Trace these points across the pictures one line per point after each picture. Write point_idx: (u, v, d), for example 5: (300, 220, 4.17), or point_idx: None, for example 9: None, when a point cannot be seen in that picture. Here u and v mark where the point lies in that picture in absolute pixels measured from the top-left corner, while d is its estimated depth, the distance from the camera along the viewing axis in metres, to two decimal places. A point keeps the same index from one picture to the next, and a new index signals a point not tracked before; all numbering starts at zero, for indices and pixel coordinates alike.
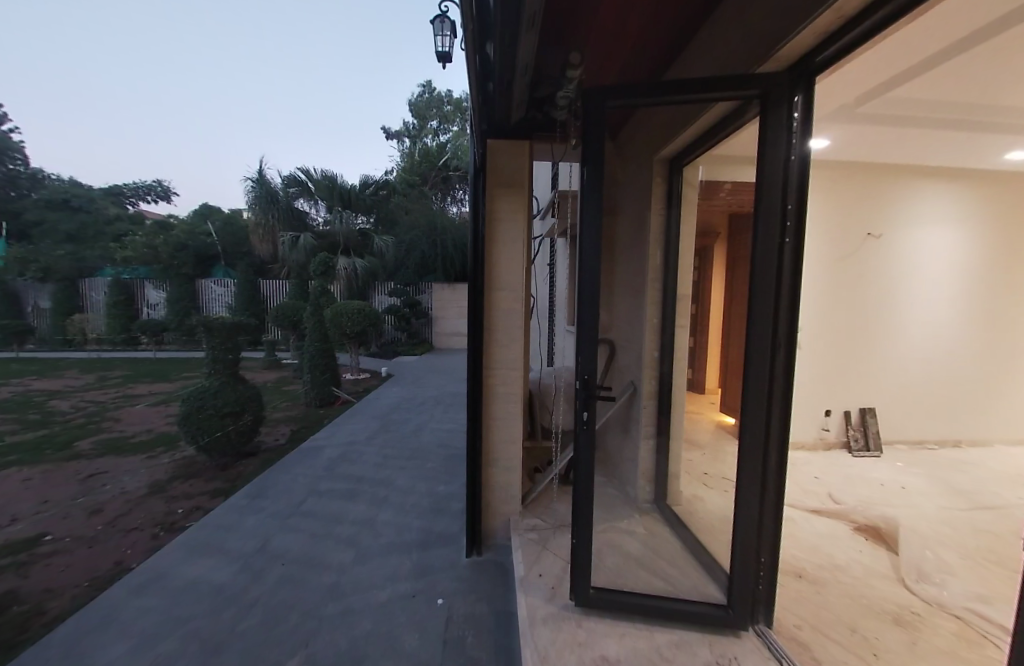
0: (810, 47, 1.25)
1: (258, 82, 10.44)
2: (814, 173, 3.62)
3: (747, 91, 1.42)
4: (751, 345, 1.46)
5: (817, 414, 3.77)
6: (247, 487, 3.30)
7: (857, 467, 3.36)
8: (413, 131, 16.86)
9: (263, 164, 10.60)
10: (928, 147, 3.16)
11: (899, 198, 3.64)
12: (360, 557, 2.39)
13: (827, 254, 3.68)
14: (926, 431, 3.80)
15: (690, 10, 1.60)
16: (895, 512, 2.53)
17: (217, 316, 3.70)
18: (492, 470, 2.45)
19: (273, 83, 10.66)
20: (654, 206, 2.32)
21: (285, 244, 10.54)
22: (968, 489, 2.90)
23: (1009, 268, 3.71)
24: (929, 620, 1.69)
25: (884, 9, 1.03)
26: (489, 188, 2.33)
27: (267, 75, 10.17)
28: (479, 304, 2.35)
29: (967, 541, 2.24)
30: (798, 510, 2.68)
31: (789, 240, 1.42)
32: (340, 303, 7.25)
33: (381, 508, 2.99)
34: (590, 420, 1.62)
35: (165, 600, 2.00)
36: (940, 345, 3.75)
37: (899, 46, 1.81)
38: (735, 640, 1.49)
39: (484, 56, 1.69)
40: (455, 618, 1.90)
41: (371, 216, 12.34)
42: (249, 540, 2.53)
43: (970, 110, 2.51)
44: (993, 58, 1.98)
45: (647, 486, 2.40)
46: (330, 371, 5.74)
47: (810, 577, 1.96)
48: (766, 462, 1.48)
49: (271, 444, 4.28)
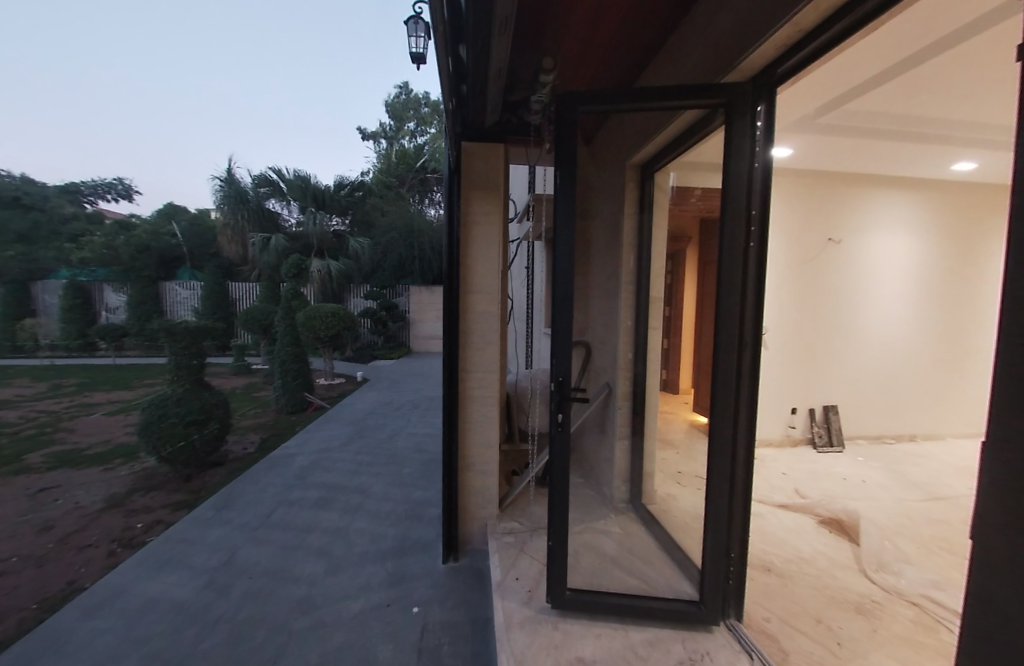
0: (771, 59, 1.31)
1: (225, 77, 10.11)
2: (779, 181, 3.77)
3: (713, 100, 1.46)
4: (719, 348, 1.51)
5: (783, 411, 3.91)
6: (212, 498, 3.16)
7: (821, 462, 3.50)
8: (390, 133, 16.62)
9: (232, 162, 10.51)
10: (884, 156, 3.32)
11: (857, 205, 3.83)
12: (333, 568, 2.33)
13: (791, 259, 3.83)
14: (884, 427, 4.00)
15: (660, 19, 1.65)
16: (856, 505, 2.64)
17: (179, 321, 3.56)
18: (468, 474, 2.43)
19: (240, 79, 10.35)
20: (627, 211, 2.37)
21: (255, 246, 10.18)
22: (923, 482, 3.06)
23: (956, 271, 3.96)
24: (889, 608, 1.76)
25: (841, 21, 1.07)
26: (464, 191, 2.31)
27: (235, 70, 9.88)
28: (454, 306, 2.33)
29: (923, 531, 2.35)
30: (766, 505, 2.77)
31: (753, 245, 1.47)
32: (313, 306, 7.06)
33: (354, 516, 2.92)
34: (565, 421, 1.63)
35: (123, 619, 1.89)
36: (896, 345, 3.95)
37: (859, 58, 1.90)
38: (708, 635, 1.53)
39: (457, 58, 1.68)
40: (430, 627, 1.87)
41: (346, 217, 12.21)
42: (214, 554, 2.42)
43: (920, 123, 2.67)
44: (940, 74, 2.11)
45: (622, 486, 2.45)
46: (302, 377, 5.58)
47: (778, 570, 2.02)
48: (734, 458, 1.52)
49: (239, 453, 4.13)
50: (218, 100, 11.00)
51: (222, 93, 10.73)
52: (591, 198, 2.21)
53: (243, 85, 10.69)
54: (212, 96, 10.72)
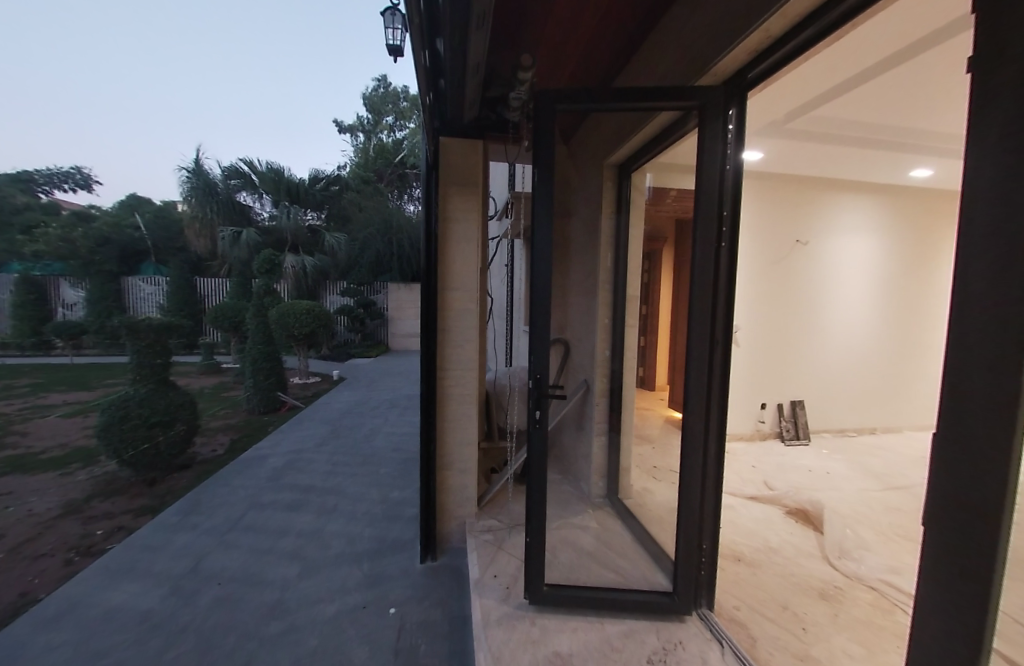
0: (742, 64, 1.34)
1: (191, 61, 9.66)
2: (751, 184, 3.88)
3: (687, 103, 1.49)
4: (692, 345, 1.55)
5: (753, 406, 4.04)
6: (178, 502, 3.04)
7: (788, 455, 3.64)
8: (368, 127, 16.16)
9: (200, 152, 10.10)
10: (848, 162, 3.47)
11: (823, 209, 3.99)
12: (307, 570, 2.28)
13: (761, 260, 3.96)
14: (848, 421, 4.19)
15: (637, 20, 1.67)
16: (821, 496, 2.76)
17: (142, 317, 3.40)
18: (446, 472, 2.41)
19: (208, 64, 9.92)
20: (605, 210, 2.40)
21: (225, 240, 9.80)
22: (882, 472, 3.22)
23: (913, 272, 4.17)
24: (850, 592, 1.85)
25: (808, 29, 1.11)
26: (442, 187, 2.29)
27: (201, 54, 9.44)
28: (432, 304, 2.30)
29: (881, 519, 2.48)
30: (736, 497, 2.86)
31: (725, 244, 1.51)
32: (286, 302, 6.90)
33: (329, 517, 2.87)
34: (542, 419, 1.64)
35: (82, 631, 1.81)
36: (859, 343, 4.14)
37: (822, 67, 1.99)
38: (681, 625, 1.57)
39: (434, 52, 1.65)
40: (407, 627, 1.86)
41: (321, 212, 11.96)
42: (181, 561, 2.33)
43: (881, 131, 2.80)
44: (899, 85, 2.21)
45: (600, 481, 2.48)
46: (275, 375, 5.44)
47: (747, 560, 2.09)
48: (706, 453, 1.56)
49: (207, 455, 3.98)
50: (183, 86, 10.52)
51: (188, 79, 10.27)
52: (569, 196, 2.22)
53: (211, 70, 10.24)
54: (176, 80, 10.23)
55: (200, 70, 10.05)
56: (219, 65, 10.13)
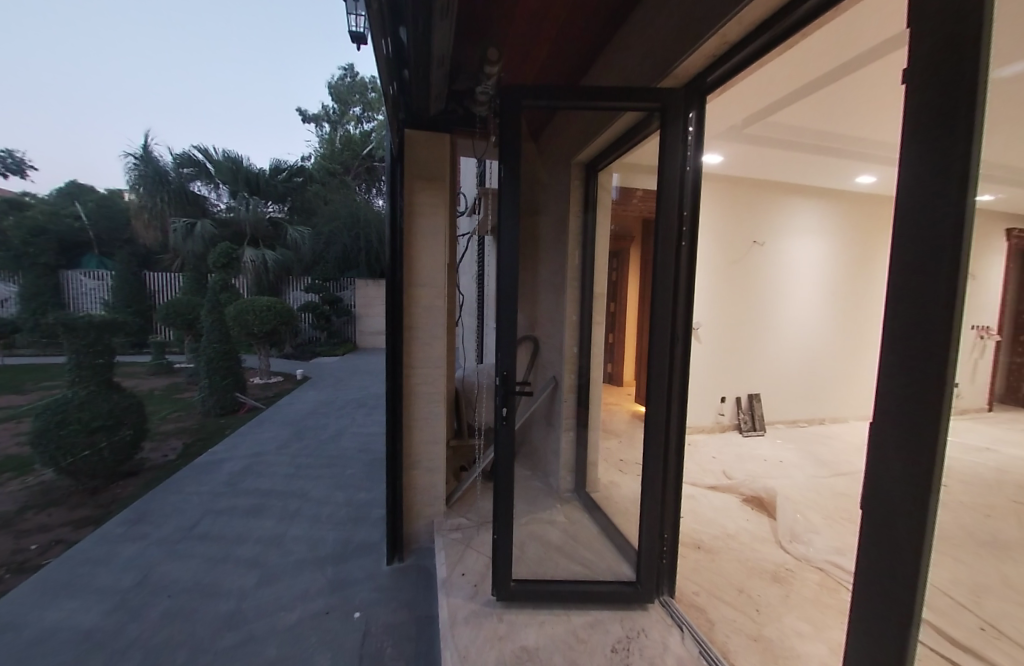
0: (702, 67, 1.38)
1: (131, 28, 8.90)
2: (711, 185, 4.02)
3: (649, 104, 1.53)
4: (653, 341, 1.59)
5: (713, 400, 4.21)
6: (125, 511, 2.85)
7: (745, 445, 3.82)
8: (335, 119, 15.08)
9: (149, 137, 9.64)
10: (800, 167, 3.66)
11: (777, 211, 4.18)
12: (266, 578, 2.19)
13: (719, 260, 4.12)
14: (799, 412, 4.44)
15: (602, 19, 1.69)
16: (774, 484, 2.90)
17: (81, 315, 3.14)
18: (413, 472, 2.37)
19: (151, 33, 9.17)
20: (572, 209, 2.42)
21: (177, 233, 9.38)
22: (830, 460, 3.43)
23: (858, 271, 4.44)
24: (800, 573, 1.97)
25: (761, 37, 1.16)
26: (407, 180, 2.24)
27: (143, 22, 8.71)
28: (398, 301, 2.26)
29: (828, 503, 2.64)
30: (697, 486, 2.97)
31: (685, 244, 1.56)
32: (244, 299, 6.54)
33: (291, 522, 2.76)
34: (509, 416, 1.64)
35: (10, 654, 1.66)
36: (809, 339, 4.39)
37: (774, 75, 2.10)
38: (643, 613, 1.61)
39: (396, 42, 1.62)
40: (373, 631, 1.83)
41: (284, 204, 11.48)
42: (126, 573, 2.19)
43: (832, 138, 2.97)
44: (844, 96, 2.36)
45: (567, 476, 2.52)
46: (232, 375, 5.19)
47: (706, 546, 2.18)
48: (668, 445, 1.61)
49: (157, 460, 3.76)
50: (124, 54, 9.72)
51: (128, 45, 9.49)
52: (536, 193, 2.23)
53: (154, 39, 9.48)
54: (116, 48, 9.45)
55: (141, 36, 9.28)
56: (165, 35, 9.42)
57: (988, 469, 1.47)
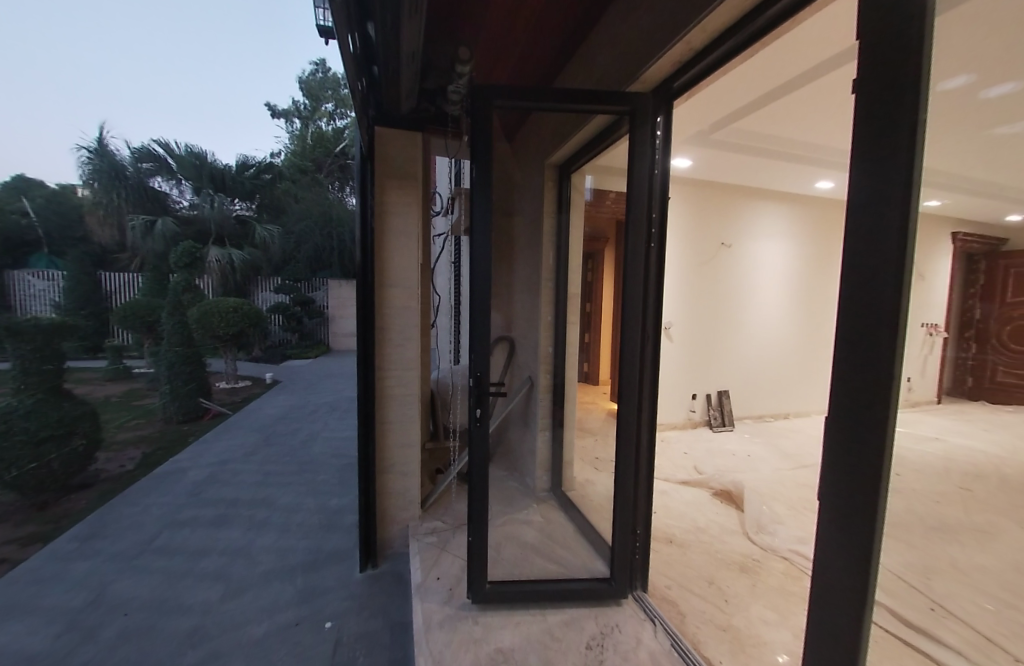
0: (669, 72, 1.41)
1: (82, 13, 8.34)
2: (681, 188, 4.12)
3: (618, 108, 1.55)
4: (625, 338, 1.62)
5: (685, 398, 4.32)
6: (76, 526, 2.68)
7: (716, 441, 3.94)
8: (305, 114, 14.11)
9: (104, 130, 9.36)
10: (764, 172, 3.80)
11: (743, 214, 4.33)
12: (232, 591, 2.10)
13: (689, 262, 4.23)
14: (766, 408, 4.61)
15: (573, 22, 1.70)
16: (742, 477, 3.00)
17: (27, 317, 2.97)
18: (387, 476, 2.33)
19: (102, 18, 8.60)
20: (546, 210, 2.43)
21: (135, 231, 9.01)
22: (794, 453, 3.57)
23: (819, 271, 4.63)
24: (766, 563, 2.04)
25: (724, 44, 1.20)
26: (378, 179, 2.20)
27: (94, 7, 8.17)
28: (369, 301, 2.21)
29: (792, 495, 2.76)
30: (669, 482, 3.03)
31: (654, 245, 1.59)
32: (208, 300, 6.28)
33: (259, 532, 2.67)
34: (483, 417, 1.63)
35: None
36: (774, 337, 4.56)
37: (736, 83, 2.20)
38: (617, 608, 1.64)
39: (364, 37, 1.58)
40: (345, 640, 1.79)
41: (251, 202, 11.09)
42: (78, 592, 2.07)
43: (794, 145, 3.10)
44: (803, 105, 2.47)
45: (543, 475, 2.54)
46: (195, 380, 4.97)
47: (678, 540, 2.23)
48: (638, 443, 1.64)
49: (113, 471, 3.55)
50: (73, 40, 9.12)
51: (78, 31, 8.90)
52: (510, 195, 2.23)
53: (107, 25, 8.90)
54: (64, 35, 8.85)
55: (92, 23, 8.70)
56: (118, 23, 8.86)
57: (937, 459, 1.55)
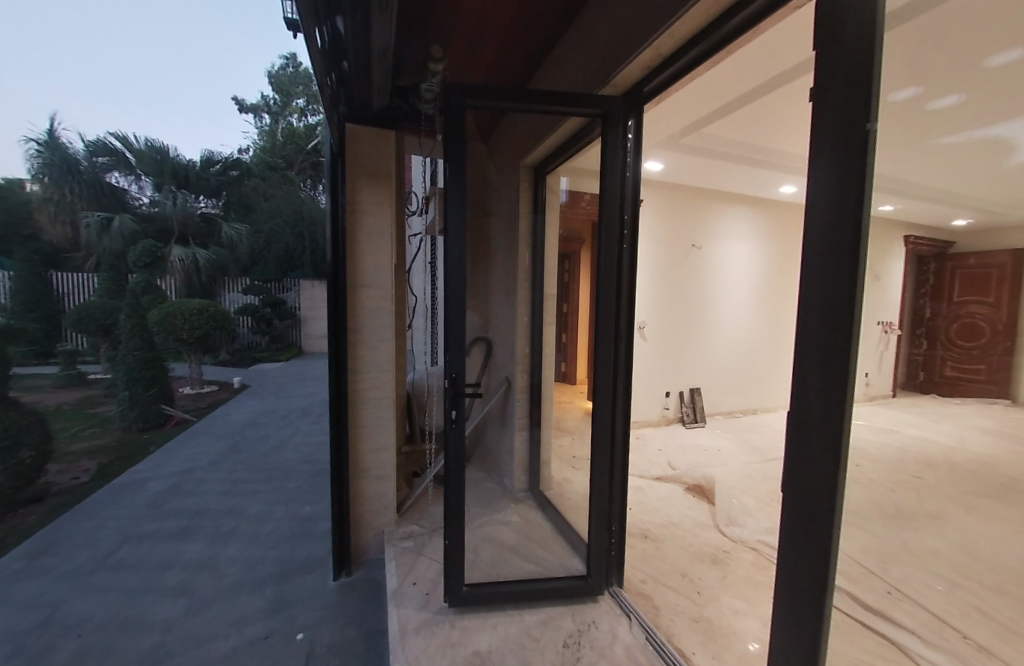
0: (639, 77, 1.45)
1: None
2: (652, 190, 4.21)
3: (591, 110, 1.58)
4: (599, 337, 1.63)
5: (659, 396, 4.42)
6: (23, 544, 2.51)
7: (688, 437, 4.05)
8: (274, 108, 13.85)
9: (55, 122, 8.83)
10: (731, 176, 3.93)
11: (712, 216, 4.46)
12: (197, 606, 2.01)
13: (661, 262, 4.33)
14: (736, 403, 4.76)
15: (545, 25, 1.72)
16: (714, 472, 3.09)
17: None
18: (361, 481, 2.28)
19: None
20: (522, 210, 2.44)
21: (90, 229, 8.52)
22: (762, 447, 3.70)
23: (784, 271, 4.80)
24: (736, 555, 2.11)
25: (691, 51, 1.23)
26: (349, 177, 2.15)
27: None
28: (341, 301, 2.16)
29: (760, 487, 2.86)
30: (645, 479, 3.09)
31: (627, 245, 1.62)
32: (171, 301, 6.02)
33: (226, 542, 2.57)
34: (458, 419, 1.61)
35: None
36: (742, 335, 4.71)
37: (704, 88, 2.26)
38: (594, 605, 1.66)
39: (333, 33, 1.55)
40: (318, 651, 1.74)
41: (218, 199, 10.67)
42: (26, 614, 1.94)
43: (759, 151, 3.22)
44: (767, 112, 2.57)
45: (521, 475, 2.55)
46: (156, 386, 4.75)
47: (652, 536, 2.27)
48: (613, 440, 1.66)
49: (66, 483, 3.34)
50: None
51: None
52: (485, 195, 2.23)
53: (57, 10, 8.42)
54: None
55: None
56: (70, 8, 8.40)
57: (892, 449, 1.64)
